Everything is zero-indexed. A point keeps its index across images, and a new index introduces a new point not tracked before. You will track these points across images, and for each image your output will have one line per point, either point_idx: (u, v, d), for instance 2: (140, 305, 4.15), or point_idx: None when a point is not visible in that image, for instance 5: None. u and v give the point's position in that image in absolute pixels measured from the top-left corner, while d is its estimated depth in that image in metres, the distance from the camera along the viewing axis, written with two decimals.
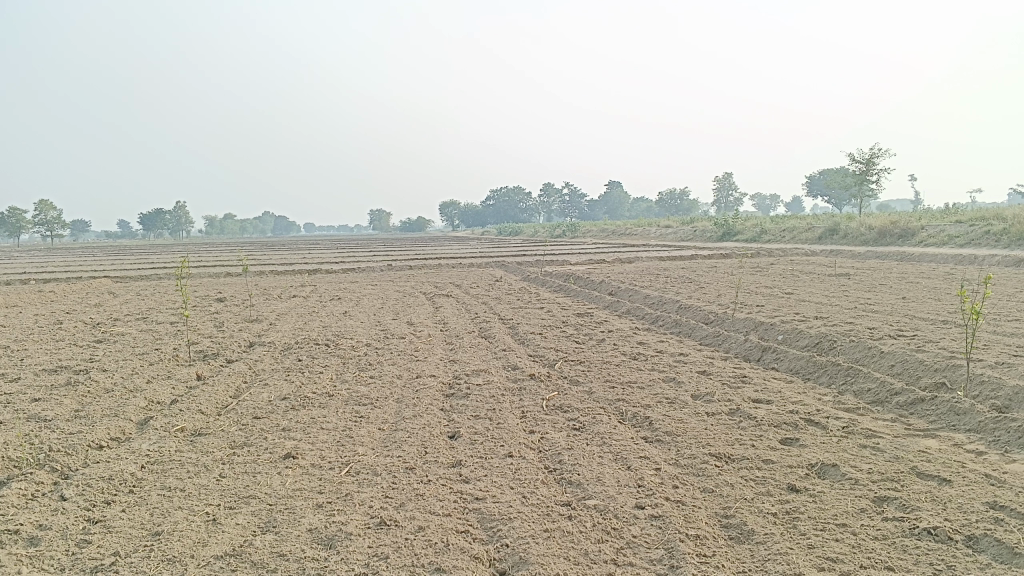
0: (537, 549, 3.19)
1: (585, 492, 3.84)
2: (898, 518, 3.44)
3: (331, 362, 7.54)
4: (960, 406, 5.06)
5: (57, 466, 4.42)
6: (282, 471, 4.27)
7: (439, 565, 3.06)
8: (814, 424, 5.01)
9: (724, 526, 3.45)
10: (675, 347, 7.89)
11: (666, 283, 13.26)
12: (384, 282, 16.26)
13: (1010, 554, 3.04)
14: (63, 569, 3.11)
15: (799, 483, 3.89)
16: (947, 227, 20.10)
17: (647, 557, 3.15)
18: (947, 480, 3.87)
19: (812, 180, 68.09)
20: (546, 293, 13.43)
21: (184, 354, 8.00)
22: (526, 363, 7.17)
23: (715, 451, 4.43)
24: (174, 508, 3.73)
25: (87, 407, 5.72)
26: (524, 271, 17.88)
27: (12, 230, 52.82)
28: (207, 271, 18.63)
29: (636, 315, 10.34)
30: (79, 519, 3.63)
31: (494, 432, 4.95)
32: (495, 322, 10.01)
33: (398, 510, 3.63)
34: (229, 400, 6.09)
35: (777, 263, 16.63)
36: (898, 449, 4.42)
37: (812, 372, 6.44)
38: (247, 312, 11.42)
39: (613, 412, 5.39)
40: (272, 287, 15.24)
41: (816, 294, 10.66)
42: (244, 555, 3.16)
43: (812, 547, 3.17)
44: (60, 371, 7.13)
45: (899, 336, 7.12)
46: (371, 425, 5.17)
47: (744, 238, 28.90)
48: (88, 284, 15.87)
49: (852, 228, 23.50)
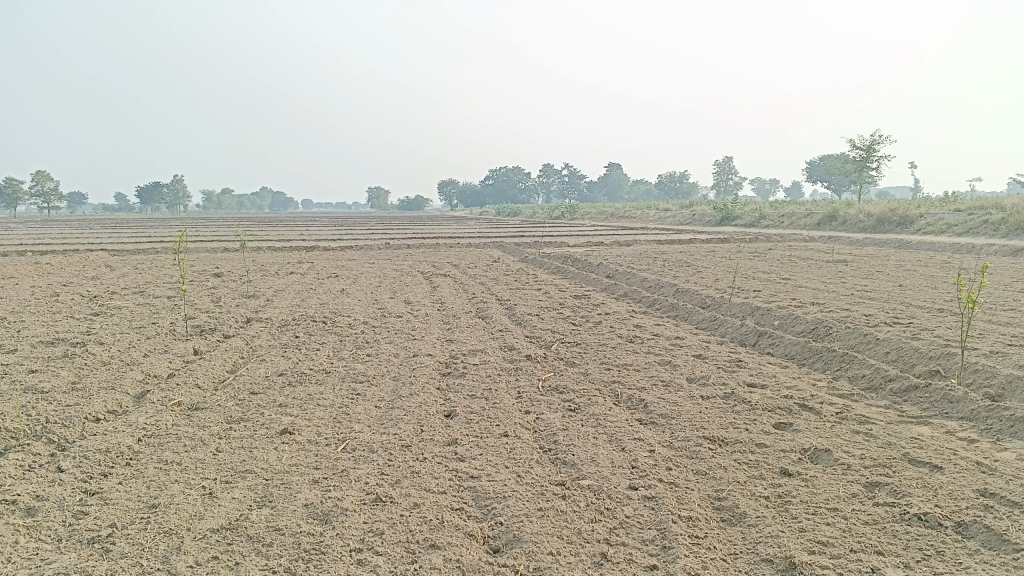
0: (531, 528, 3.22)
1: (579, 472, 3.87)
2: (889, 503, 3.47)
3: (329, 339, 7.54)
4: (954, 394, 5.09)
5: (54, 438, 4.44)
6: (278, 447, 4.29)
7: (434, 541, 3.10)
8: (809, 408, 5.04)
9: (716, 508, 3.48)
10: (672, 330, 7.91)
11: (663, 266, 13.27)
12: (382, 260, 16.24)
13: (999, 540, 3.08)
14: (59, 540, 3.13)
15: (792, 468, 3.92)
16: (946, 216, 20.10)
17: (639, 537, 3.18)
18: (939, 467, 3.90)
19: (812, 166, 68.15)
20: (543, 274, 13.44)
21: (181, 329, 8.02)
22: (523, 343, 7.19)
23: (709, 434, 4.46)
24: (171, 481, 3.75)
25: (85, 379, 5.73)
26: (522, 252, 17.90)
27: (8, 200, 52.59)
28: (204, 246, 18.62)
29: (634, 298, 10.36)
30: (76, 490, 3.65)
31: (490, 412, 4.96)
32: (492, 302, 10.03)
33: (394, 487, 3.66)
34: (225, 374, 6.11)
35: (775, 249, 16.62)
36: (891, 435, 4.45)
37: (807, 358, 6.47)
38: (245, 287, 11.42)
39: (609, 393, 5.41)
40: (270, 262, 15.29)
41: (814, 280, 10.68)
42: (240, 529, 3.18)
43: (803, 531, 3.20)
44: (56, 343, 7.13)
45: (895, 323, 7.15)
46: (367, 403, 5.19)
47: (742, 223, 28.92)
48: (85, 256, 15.85)
49: (850, 215, 23.50)
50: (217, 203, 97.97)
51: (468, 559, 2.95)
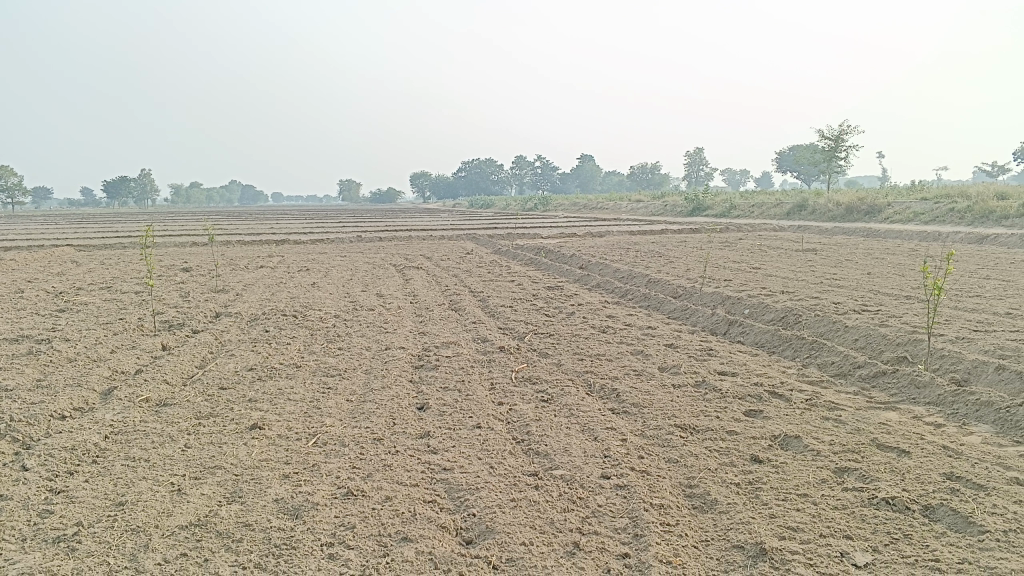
0: (504, 518, 3.22)
1: (551, 462, 3.87)
2: (858, 488, 3.51)
3: (300, 333, 7.48)
4: (920, 379, 5.16)
5: (18, 436, 4.36)
6: (247, 442, 4.24)
7: (406, 534, 3.08)
8: (779, 395, 5.09)
9: (688, 496, 3.50)
10: (644, 320, 7.95)
11: (636, 256, 13.31)
12: (353, 253, 16.13)
13: (965, 523, 3.12)
14: (23, 540, 3.07)
15: (762, 454, 3.95)
16: (913, 204, 20.38)
17: (611, 526, 3.19)
18: (906, 451, 3.95)
19: (782, 156, 68.78)
20: (516, 266, 13.43)
21: (149, 324, 7.91)
22: (496, 335, 7.18)
23: (681, 422, 4.48)
24: (138, 478, 3.70)
25: (50, 376, 5.64)
26: (495, 244, 17.85)
27: None
28: (173, 240, 18.39)
29: (606, 288, 10.39)
30: (41, 489, 3.59)
31: (462, 403, 4.95)
32: (465, 294, 10.00)
33: (365, 481, 3.64)
34: (194, 369, 6.04)
35: (745, 239, 16.74)
36: (860, 421, 4.50)
37: (777, 346, 6.53)
38: (214, 281, 11.29)
39: (581, 383, 5.43)
40: (240, 256, 15.13)
41: (783, 269, 10.79)
42: (209, 526, 3.14)
43: (773, 517, 3.23)
44: (20, 340, 7.00)
45: (863, 310, 7.24)
46: (339, 396, 5.16)
47: (714, 213, 29.10)
48: (49, 252, 15.57)
49: (820, 204, 23.75)
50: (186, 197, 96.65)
51: (440, 551, 2.94)
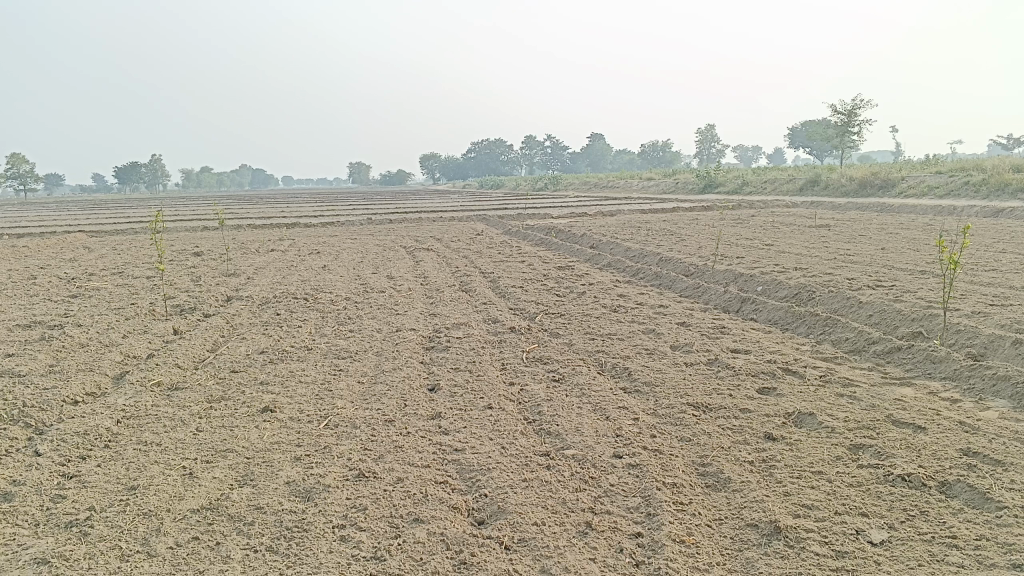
0: (515, 498, 3.20)
1: (563, 442, 3.85)
2: (873, 465, 3.48)
3: (311, 316, 7.48)
4: (936, 354, 5.10)
5: (32, 422, 4.37)
6: (259, 425, 4.24)
7: (417, 515, 3.07)
8: (792, 372, 5.05)
9: (701, 474, 3.47)
10: (655, 298, 7.89)
11: (647, 235, 13.22)
12: (364, 236, 16.11)
13: (982, 499, 3.08)
14: (37, 525, 3.08)
15: (776, 432, 3.91)
16: (927, 178, 20.16)
17: (624, 505, 3.17)
18: (921, 428, 3.91)
19: (794, 132, 68.19)
20: (526, 246, 13.38)
21: (161, 309, 7.92)
22: (507, 315, 7.15)
23: (693, 400, 4.45)
24: (150, 462, 3.70)
25: (63, 362, 5.66)
26: (506, 224, 17.80)
27: None
28: (184, 225, 18.41)
29: (617, 267, 10.33)
30: (54, 474, 3.59)
31: (473, 384, 4.94)
32: (476, 275, 9.97)
33: (377, 462, 3.63)
34: (206, 353, 6.05)
35: (758, 216, 16.60)
36: (875, 397, 4.46)
37: (790, 322, 6.48)
38: (226, 266, 11.30)
39: (592, 363, 5.40)
40: (251, 240, 15.14)
41: (796, 245, 10.70)
42: (221, 509, 3.14)
43: (787, 494, 3.20)
44: (34, 326, 7.03)
45: (877, 285, 7.17)
46: (350, 378, 5.16)
47: (726, 190, 28.90)
48: (62, 238, 15.62)
49: (832, 180, 23.52)
50: (197, 181, 96.80)
51: (451, 533, 2.92)
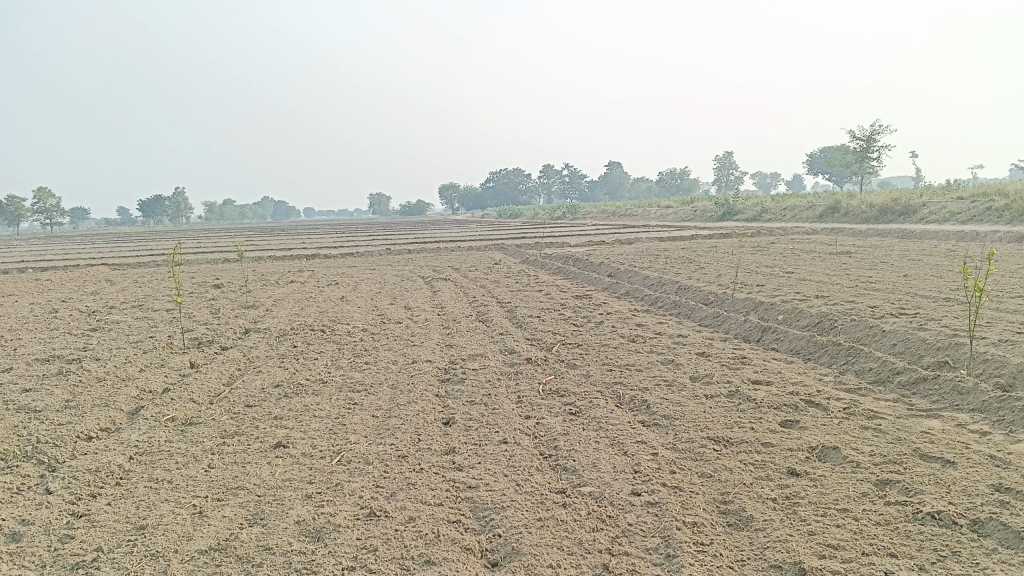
0: (530, 539, 3.11)
1: (580, 479, 3.76)
2: (901, 502, 3.36)
3: (327, 348, 7.46)
4: (963, 384, 4.97)
5: (44, 459, 4.34)
6: (271, 461, 4.18)
7: (429, 556, 2.98)
8: (816, 405, 4.93)
9: (722, 512, 3.37)
10: (674, 328, 7.80)
11: (666, 263, 13.14)
12: (382, 266, 16.13)
13: (1016, 538, 2.95)
14: (43, 566, 3.03)
15: (800, 467, 3.80)
16: (948, 204, 19.98)
17: (643, 546, 3.07)
18: (951, 462, 3.78)
19: (812, 158, 68.05)
20: (544, 276, 13.32)
21: (179, 342, 7.93)
22: (523, 346, 7.08)
23: (714, 434, 4.34)
24: (160, 501, 3.65)
25: (78, 397, 5.65)
26: (523, 254, 17.76)
27: (11, 219, 52.15)
28: (204, 257, 18.51)
29: (635, 296, 10.25)
30: (63, 513, 3.55)
31: (489, 418, 4.86)
32: (493, 305, 9.92)
33: (389, 500, 3.55)
34: (221, 387, 6.03)
35: (778, 243, 16.47)
36: (901, 430, 4.33)
37: (812, 352, 6.36)
38: (244, 298, 11.34)
39: (610, 395, 5.31)
40: (271, 272, 15.24)
41: (816, 273, 10.58)
42: (230, 549, 3.08)
43: (812, 534, 3.09)
44: (52, 361, 7.04)
45: (900, 314, 7.03)
46: (365, 412, 5.10)
47: (745, 218, 28.78)
48: (85, 271, 15.77)
49: (852, 206, 23.36)
50: (219, 213, 97.90)
51: None
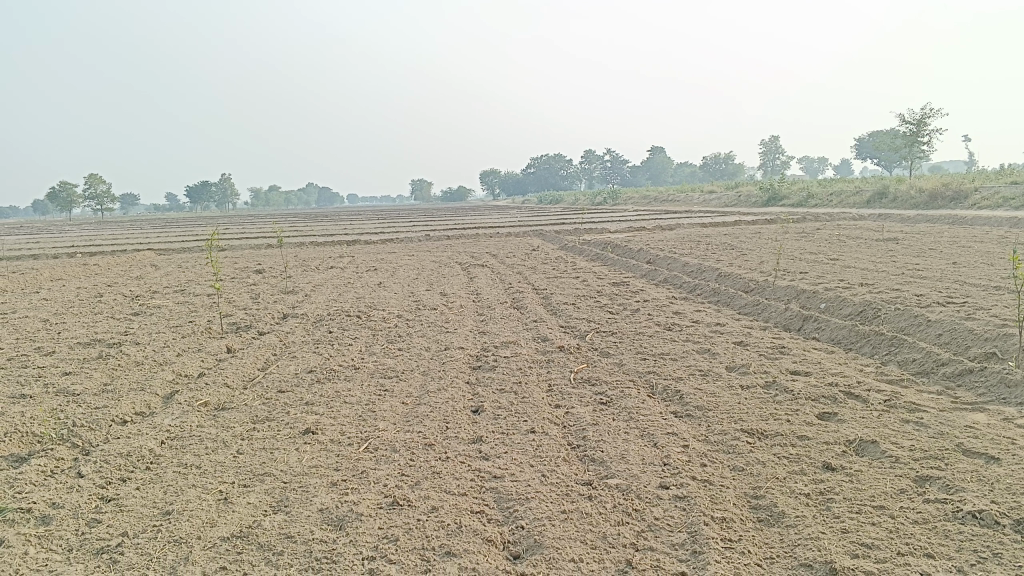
0: (553, 532, 3.05)
1: (607, 470, 3.69)
2: (941, 500, 3.22)
3: (362, 334, 7.47)
4: (1011, 377, 4.77)
5: (79, 442, 4.40)
6: (299, 447, 4.19)
7: (450, 548, 2.94)
8: (855, 396, 4.78)
9: (753, 508, 3.27)
10: (712, 316, 7.66)
11: (706, 249, 12.93)
12: (421, 252, 16.15)
13: None
14: (69, 550, 3.05)
15: (835, 462, 3.68)
16: (1002, 188, 19.38)
17: (668, 541, 3.00)
18: (995, 458, 3.63)
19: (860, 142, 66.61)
20: (582, 262, 13.21)
21: (217, 326, 8.00)
22: (557, 334, 7.01)
23: (748, 427, 4.24)
24: (187, 486, 3.66)
25: (116, 380, 5.72)
26: (562, 240, 17.66)
27: (63, 205, 53.36)
28: (247, 243, 18.70)
29: (674, 283, 10.10)
30: (92, 497, 3.58)
31: (518, 406, 4.81)
32: (529, 291, 9.85)
33: (412, 489, 3.52)
34: (256, 372, 6.06)
35: (823, 228, 16.10)
36: (944, 424, 4.18)
37: (854, 342, 6.19)
38: (284, 283, 11.43)
39: (642, 385, 5.22)
40: (312, 257, 15.32)
41: (862, 260, 10.33)
42: (251, 537, 3.07)
43: (845, 532, 2.98)
44: (93, 345, 7.16)
45: (948, 302, 6.80)
46: (394, 399, 5.08)
47: (790, 203, 28.25)
48: (131, 256, 16.06)
49: (902, 190, 22.76)
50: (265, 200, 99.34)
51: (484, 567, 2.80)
